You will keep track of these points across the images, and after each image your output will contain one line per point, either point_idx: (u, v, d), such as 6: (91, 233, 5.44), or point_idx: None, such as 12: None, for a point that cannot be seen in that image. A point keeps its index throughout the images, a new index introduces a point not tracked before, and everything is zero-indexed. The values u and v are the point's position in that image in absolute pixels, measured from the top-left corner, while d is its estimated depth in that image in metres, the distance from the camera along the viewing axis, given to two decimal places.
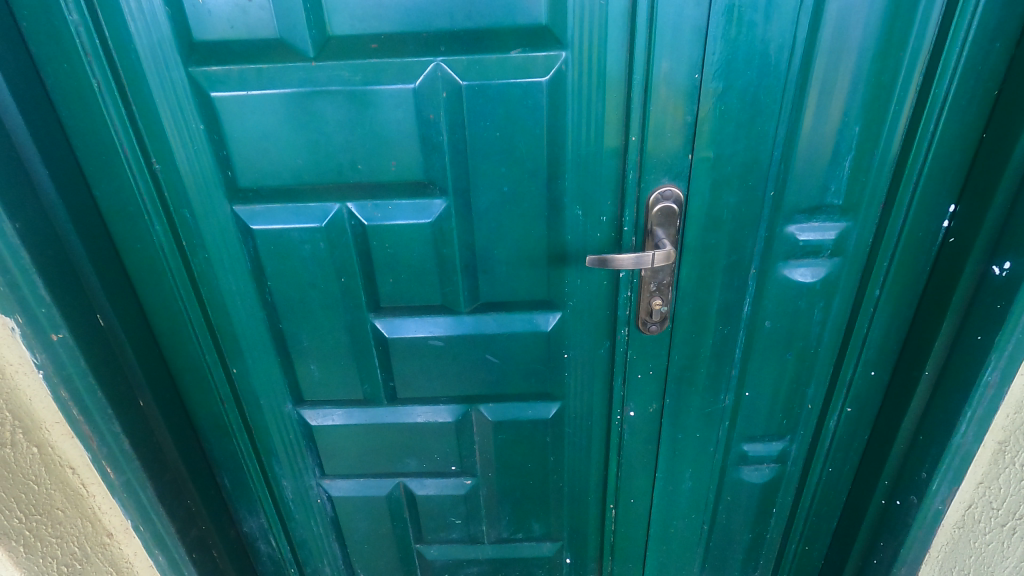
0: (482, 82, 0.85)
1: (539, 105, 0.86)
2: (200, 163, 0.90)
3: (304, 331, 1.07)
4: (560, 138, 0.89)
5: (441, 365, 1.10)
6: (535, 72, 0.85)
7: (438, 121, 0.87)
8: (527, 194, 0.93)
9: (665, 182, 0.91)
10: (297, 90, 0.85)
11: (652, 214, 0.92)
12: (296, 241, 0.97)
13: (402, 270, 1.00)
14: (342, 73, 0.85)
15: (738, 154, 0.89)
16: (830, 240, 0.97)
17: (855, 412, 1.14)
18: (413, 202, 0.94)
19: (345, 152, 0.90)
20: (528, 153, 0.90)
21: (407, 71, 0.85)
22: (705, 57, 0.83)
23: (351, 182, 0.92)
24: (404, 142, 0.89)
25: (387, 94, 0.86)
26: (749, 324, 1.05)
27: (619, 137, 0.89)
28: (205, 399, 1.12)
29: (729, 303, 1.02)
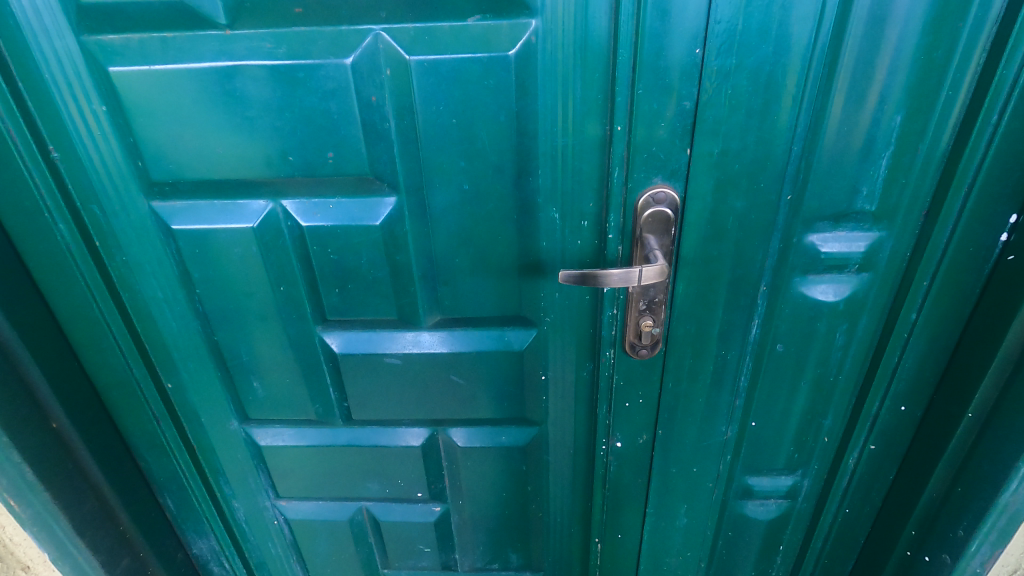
0: (432, 56, 0.69)
1: (502, 85, 0.71)
2: (106, 151, 0.77)
3: (243, 344, 0.94)
4: (531, 126, 0.73)
5: (400, 385, 0.97)
6: (497, 46, 0.69)
7: (383, 104, 0.72)
8: (491, 193, 0.78)
9: (658, 182, 0.74)
10: (210, 64, 0.71)
11: (641, 221, 0.76)
12: (224, 244, 0.83)
13: (350, 279, 0.86)
14: (264, 44, 0.70)
15: (747, 150, 0.71)
16: (859, 253, 0.81)
17: (880, 450, 0.98)
18: (358, 201, 0.80)
19: (274, 140, 0.75)
20: (491, 144, 0.75)
21: (343, 43, 0.69)
22: (708, 26, 0.65)
23: (284, 177, 0.78)
24: (343, 130, 0.74)
25: (320, 70, 0.70)
26: (760, 348, 0.90)
27: (602, 125, 0.73)
28: (135, 416, 0.99)
29: (733, 327, 0.86)
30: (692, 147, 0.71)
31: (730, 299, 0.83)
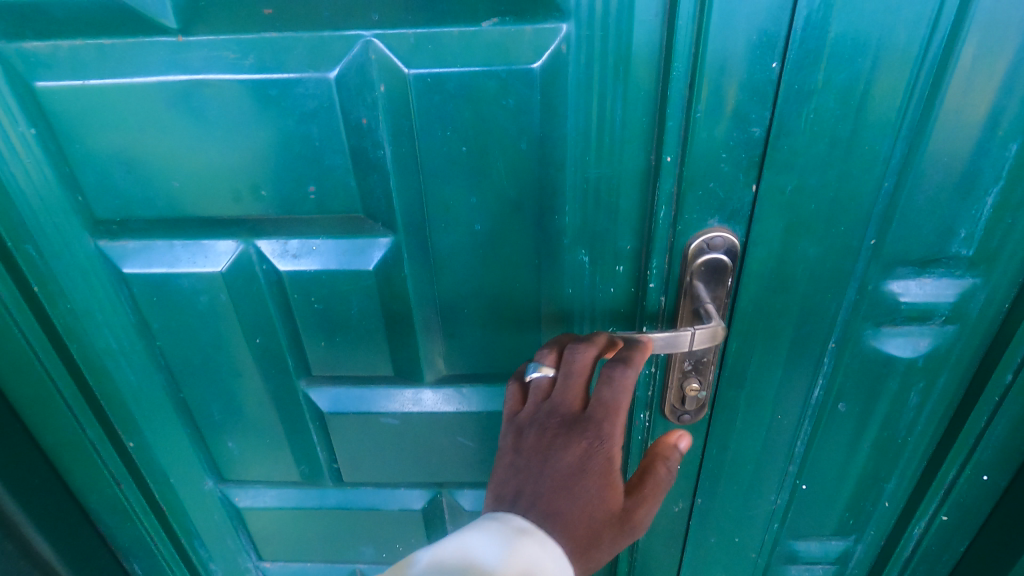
0: (437, 68, 0.55)
1: (524, 106, 0.57)
2: (39, 182, 0.63)
3: (214, 400, 0.80)
4: (559, 156, 0.60)
5: (398, 446, 0.84)
6: (519, 58, 0.54)
7: (374, 128, 0.58)
8: (508, 234, 0.64)
9: (714, 225, 0.60)
10: (158, 78, 0.57)
11: (691, 270, 0.62)
12: (187, 291, 0.70)
13: (339, 330, 0.73)
14: (226, 53, 0.55)
15: (827, 187, 0.57)
16: (947, 303, 0.67)
17: (953, 522, 0.85)
18: (346, 241, 0.66)
19: (241, 171, 0.61)
20: (508, 177, 0.61)
21: (325, 52, 0.55)
22: (793, 33, 0.50)
23: (256, 214, 0.64)
24: (326, 160, 0.60)
25: (294, 86, 0.56)
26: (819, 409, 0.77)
27: (646, 155, 0.59)
28: (91, 479, 0.86)
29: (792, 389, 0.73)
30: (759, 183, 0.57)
31: (791, 359, 0.70)
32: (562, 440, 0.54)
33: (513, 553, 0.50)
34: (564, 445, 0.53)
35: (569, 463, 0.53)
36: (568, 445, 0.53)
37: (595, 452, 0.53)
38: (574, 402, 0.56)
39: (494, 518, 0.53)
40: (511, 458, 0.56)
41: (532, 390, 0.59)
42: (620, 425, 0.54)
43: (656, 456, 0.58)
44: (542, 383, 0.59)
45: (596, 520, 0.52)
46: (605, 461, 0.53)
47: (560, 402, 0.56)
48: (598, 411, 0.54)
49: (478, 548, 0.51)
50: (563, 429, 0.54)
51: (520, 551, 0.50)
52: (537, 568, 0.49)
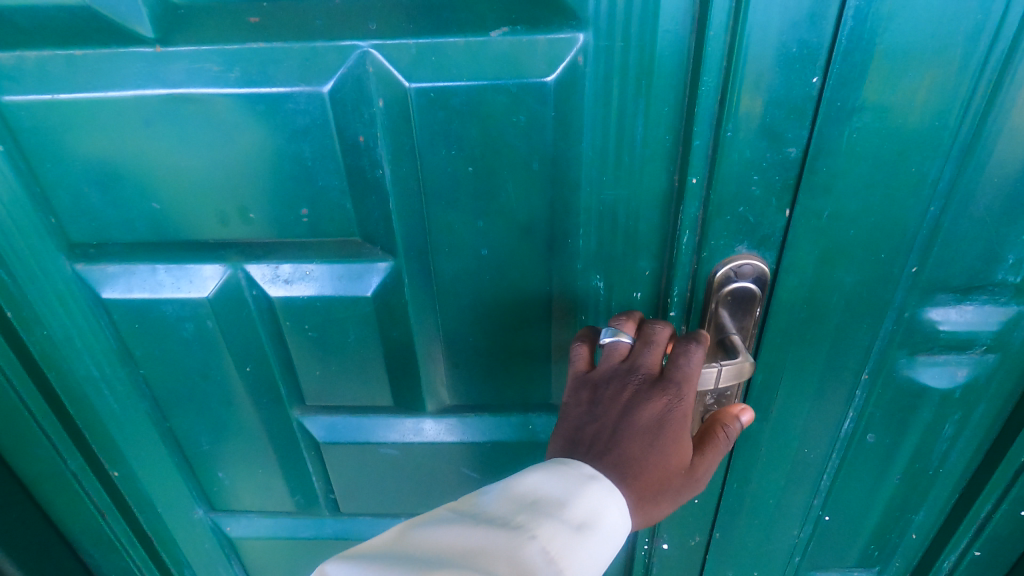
0: (440, 81, 0.50)
1: (536, 123, 0.51)
2: (8, 204, 0.58)
3: (202, 430, 0.76)
4: (574, 176, 0.55)
5: (398, 477, 0.79)
6: (532, 70, 0.49)
7: (373, 147, 0.53)
8: (517, 259, 0.59)
9: (743, 252, 0.55)
10: (132, 92, 0.51)
11: (717, 298, 0.57)
12: (171, 318, 0.65)
13: (335, 358, 0.68)
14: (208, 64, 0.50)
15: (868, 212, 0.52)
16: (988, 331, 0.62)
17: (985, 556, 0.80)
18: (342, 267, 0.61)
19: (227, 192, 0.56)
20: (518, 198, 0.55)
21: (317, 64, 0.50)
22: (837, 45, 0.45)
23: (244, 237, 0.59)
24: (320, 180, 0.55)
25: (283, 101, 0.51)
26: (846, 441, 0.71)
27: (669, 176, 0.54)
28: (74, 510, 0.81)
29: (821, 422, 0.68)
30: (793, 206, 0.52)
31: (821, 391, 0.65)
32: (640, 395, 0.50)
33: (581, 498, 0.47)
34: (642, 401, 0.50)
35: (648, 420, 0.49)
36: (649, 400, 0.50)
37: (675, 410, 0.49)
38: (655, 363, 0.52)
39: (557, 463, 0.50)
40: (581, 410, 0.53)
41: (606, 354, 0.54)
42: (695, 388, 0.50)
43: (714, 422, 0.54)
44: (618, 347, 0.54)
45: (666, 476, 0.50)
46: (681, 420, 0.49)
47: (640, 362, 0.52)
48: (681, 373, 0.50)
49: (543, 489, 0.48)
50: (644, 387, 0.51)
51: (589, 497, 0.47)
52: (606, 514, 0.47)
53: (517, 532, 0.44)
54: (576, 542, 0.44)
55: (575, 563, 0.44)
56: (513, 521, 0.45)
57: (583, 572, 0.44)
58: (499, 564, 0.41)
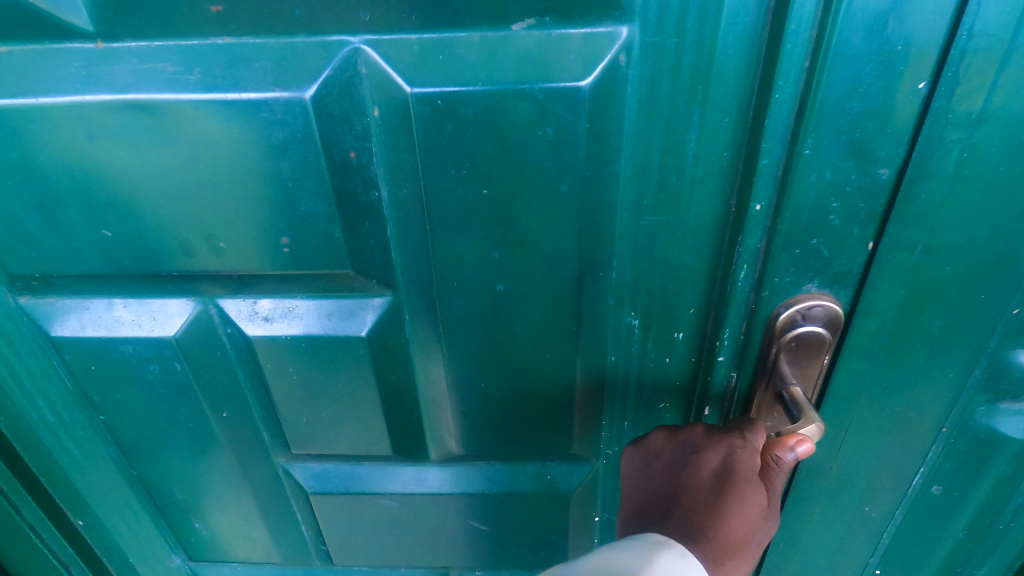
0: (450, 86, 0.40)
1: (566, 136, 0.42)
2: None
3: (175, 479, 0.67)
4: (610, 201, 0.46)
5: (397, 528, 0.70)
6: (563, 73, 0.40)
7: (367, 165, 0.44)
8: (539, 296, 0.50)
9: (813, 290, 0.46)
10: (65, 98, 0.41)
11: (778, 344, 0.48)
12: (132, 360, 0.55)
13: (324, 403, 0.58)
14: (161, 64, 0.40)
15: (971, 244, 0.43)
16: None
17: None
18: (332, 303, 0.52)
19: (191, 218, 0.46)
20: (542, 226, 0.46)
21: (297, 64, 0.40)
22: (955, 41, 0.35)
23: (212, 270, 0.49)
24: (303, 205, 0.45)
25: (255, 110, 0.41)
26: (906, 494, 0.58)
27: (725, 200, 0.45)
28: (35, 563, 0.73)
29: (889, 480, 0.57)
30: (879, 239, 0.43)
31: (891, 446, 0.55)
32: (700, 443, 0.48)
33: (657, 564, 0.42)
34: (697, 454, 0.47)
35: (705, 475, 0.46)
36: (711, 446, 0.47)
37: (740, 457, 0.46)
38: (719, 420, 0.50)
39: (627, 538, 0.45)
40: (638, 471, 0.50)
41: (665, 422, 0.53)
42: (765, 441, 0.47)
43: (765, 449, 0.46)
44: None
45: (735, 532, 0.45)
46: (744, 472, 0.45)
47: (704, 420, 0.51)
48: (744, 423, 0.49)
49: (615, 560, 0.43)
50: (704, 435, 0.48)
51: (664, 564, 0.42)
52: None
53: None
54: None
55: None
56: None
57: None
58: None
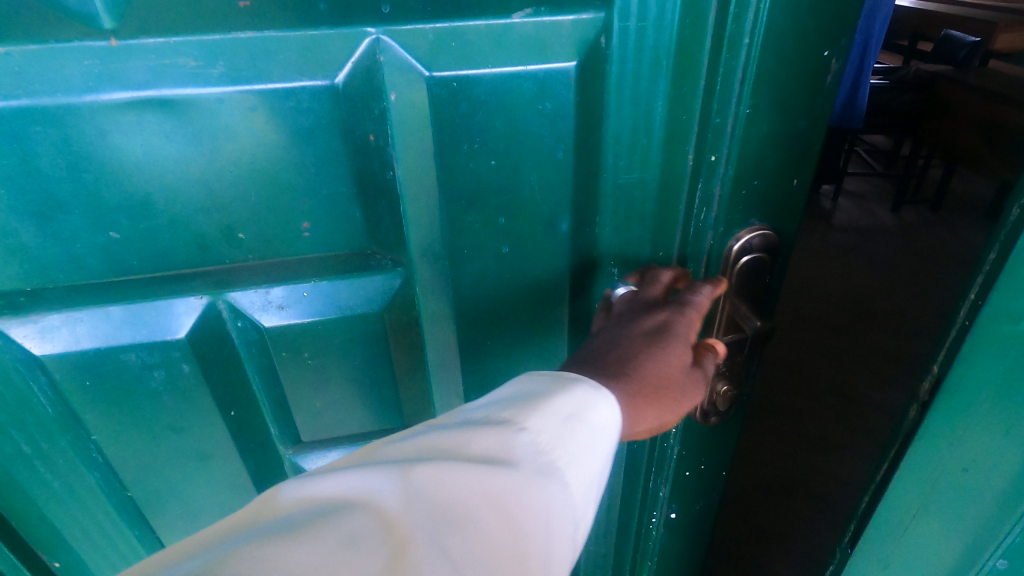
0: (465, 69, 0.46)
1: (561, 109, 0.49)
2: None
3: (171, 494, 0.64)
4: (596, 163, 0.54)
5: None
6: (558, 54, 0.47)
7: (385, 146, 0.48)
8: (540, 255, 0.57)
9: (755, 224, 0.56)
10: (84, 99, 0.41)
11: (732, 272, 0.57)
12: (135, 369, 0.54)
13: (336, 386, 0.61)
14: (183, 61, 0.42)
15: None
16: None
17: None
18: (344, 286, 0.54)
19: (209, 212, 0.48)
20: (543, 192, 0.53)
21: (320, 55, 0.44)
22: (848, 20, 0.47)
23: (230, 261, 0.51)
24: (325, 189, 0.49)
25: (285, 99, 0.44)
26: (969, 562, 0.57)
27: (686, 156, 0.54)
28: None
29: (958, 556, 0.57)
30: (983, 302, 0.48)
31: (970, 515, 0.55)
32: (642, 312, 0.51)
33: (566, 393, 0.40)
34: (638, 319, 0.50)
35: (638, 332, 0.49)
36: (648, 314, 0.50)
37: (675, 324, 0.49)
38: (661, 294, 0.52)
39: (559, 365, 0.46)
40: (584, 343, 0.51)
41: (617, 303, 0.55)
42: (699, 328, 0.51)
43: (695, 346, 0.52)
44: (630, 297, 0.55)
45: (654, 368, 0.47)
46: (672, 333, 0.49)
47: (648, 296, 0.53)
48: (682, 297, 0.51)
49: (526, 390, 0.41)
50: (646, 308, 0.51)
51: (575, 394, 0.41)
52: (591, 411, 0.40)
53: (503, 425, 0.37)
54: (567, 431, 0.38)
55: (570, 453, 0.38)
56: (497, 418, 0.38)
57: (579, 462, 0.38)
58: (483, 451, 0.35)
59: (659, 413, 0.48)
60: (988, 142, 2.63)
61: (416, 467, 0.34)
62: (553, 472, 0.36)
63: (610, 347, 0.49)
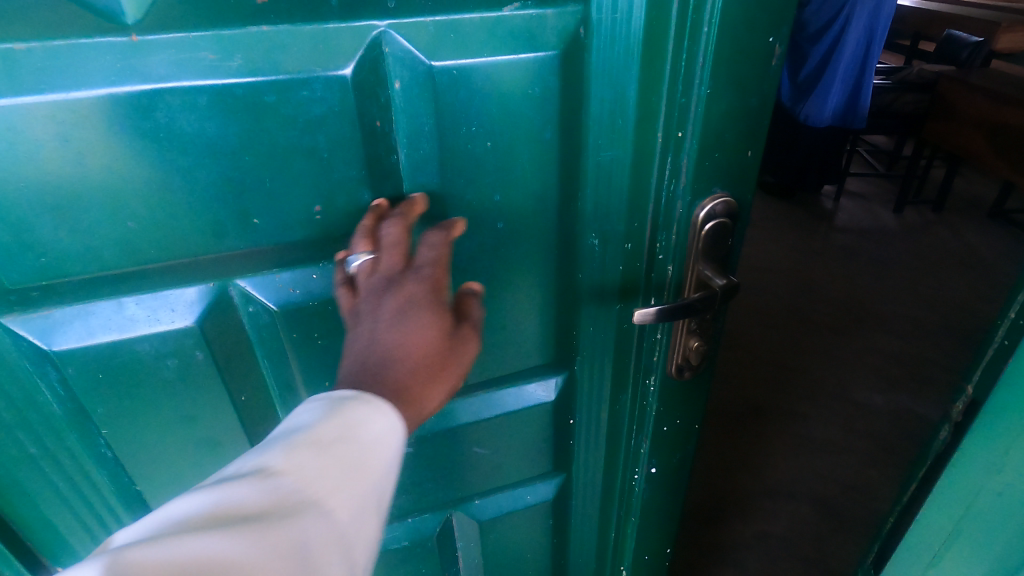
0: (463, 59, 0.51)
1: (545, 95, 0.55)
2: None
3: (178, 485, 0.65)
4: (578, 142, 0.59)
5: (411, 474, 0.79)
6: (543, 44, 0.53)
7: (391, 132, 0.52)
8: (531, 227, 0.62)
9: (718, 192, 0.60)
10: (109, 92, 0.43)
11: (698, 237, 0.61)
12: (147, 359, 0.55)
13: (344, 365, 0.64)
14: (203, 54, 0.44)
15: None
16: None
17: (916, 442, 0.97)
18: None
19: (226, 199, 0.50)
20: (533, 169, 0.59)
21: (330, 48, 0.47)
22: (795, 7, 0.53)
23: (244, 248, 0.53)
24: (336, 173, 0.52)
25: (300, 90, 0.47)
26: None
27: (657, 134, 0.58)
28: None
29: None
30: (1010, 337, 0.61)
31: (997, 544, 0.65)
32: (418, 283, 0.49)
33: (331, 419, 0.40)
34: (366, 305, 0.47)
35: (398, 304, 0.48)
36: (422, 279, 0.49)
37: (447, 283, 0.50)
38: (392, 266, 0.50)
39: (282, 422, 0.42)
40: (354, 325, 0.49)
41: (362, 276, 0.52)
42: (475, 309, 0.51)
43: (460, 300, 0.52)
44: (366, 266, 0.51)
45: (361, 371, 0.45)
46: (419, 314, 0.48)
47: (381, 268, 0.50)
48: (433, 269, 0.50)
49: (297, 422, 0.41)
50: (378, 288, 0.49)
51: (338, 421, 0.40)
52: (353, 436, 0.40)
53: (228, 483, 0.36)
54: (326, 462, 0.38)
55: (321, 484, 0.38)
56: (248, 467, 0.37)
57: (304, 497, 0.37)
58: (246, 497, 0.35)
59: (443, 386, 0.48)
60: (994, 142, 2.56)
61: (123, 553, 0.29)
62: (304, 506, 0.36)
63: (370, 343, 0.46)
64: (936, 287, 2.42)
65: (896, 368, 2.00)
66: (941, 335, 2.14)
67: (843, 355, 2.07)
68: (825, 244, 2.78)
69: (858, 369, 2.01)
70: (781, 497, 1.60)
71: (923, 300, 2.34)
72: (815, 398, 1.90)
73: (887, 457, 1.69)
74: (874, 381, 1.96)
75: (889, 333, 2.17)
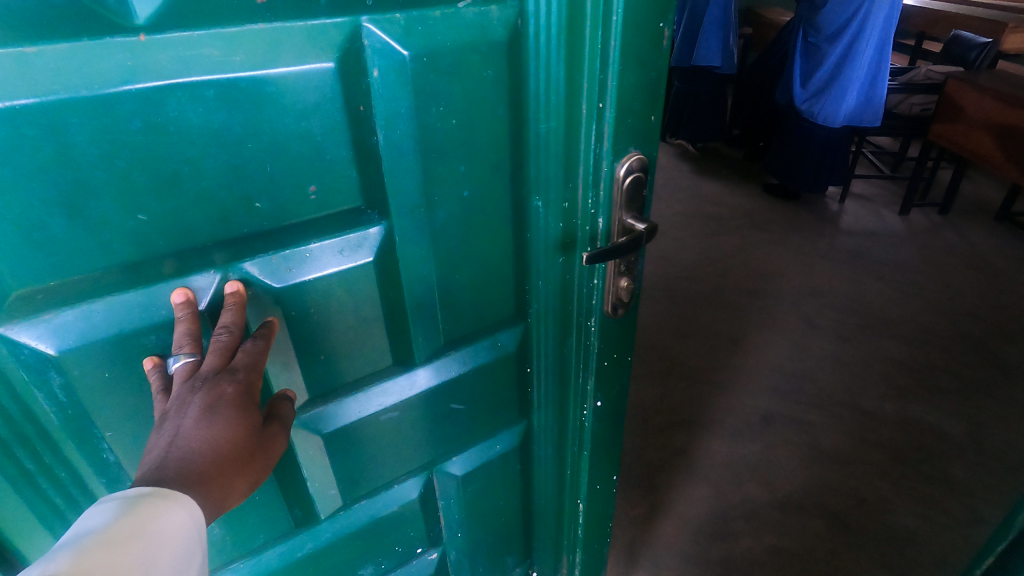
0: (433, 46, 0.55)
1: (499, 75, 0.61)
2: None
3: None
4: (523, 120, 0.65)
5: (392, 438, 0.79)
6: (494, 33, 0.58)
7: (373, 115, 0.56)
8: (492, 196, 0.68)
9: (632, 150, 0.68)
10: (120, 89, 0.45)
11: (620, 193, 0.69)
12: (144, 348, 0.56)
13: (332, 335, 0.66)
14: (207, 51, 0.47)
15: None
16: None
17: None
18: (340, 241, 0.60)
19: (229, 184, 0.53)
20: (490, 145, 0.65)
21: (320, 40, 0.51)
22: None
23: (241, 232, 0.56)
24: (326, 154, 0.56)
25: (297, 82, 0.51)
26: None
27: (581, 107, 0.64)
28: None
29: None
30: None
31: None
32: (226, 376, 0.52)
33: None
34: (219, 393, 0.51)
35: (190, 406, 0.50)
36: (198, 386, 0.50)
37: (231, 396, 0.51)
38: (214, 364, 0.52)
39: (73, 525, 0.43)
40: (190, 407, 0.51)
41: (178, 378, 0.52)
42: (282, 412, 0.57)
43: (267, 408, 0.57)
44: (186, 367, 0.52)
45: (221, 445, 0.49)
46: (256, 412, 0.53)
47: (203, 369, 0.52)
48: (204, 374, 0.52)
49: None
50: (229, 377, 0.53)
51: None
52: None
53: None
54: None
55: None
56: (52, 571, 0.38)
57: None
58: None
59: (249, 477, 0.51)
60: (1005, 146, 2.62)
61: None
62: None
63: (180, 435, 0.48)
64: (934, 290, 2.54)
65: (906, 377, 2.08)
66: (939, 342, 2.24)
67: (866, 351, 2.20)
68: (830, 244, 2.90)
69: (869, 377, 2.08)
70: (791, 509, 1.65)
71: (927, 306, 2.43)
72: (821, 406, 1.97)
73: (901, 468, 1.75)
74: (884, 390, 2.03)
75: (903, 342, 2.24)
